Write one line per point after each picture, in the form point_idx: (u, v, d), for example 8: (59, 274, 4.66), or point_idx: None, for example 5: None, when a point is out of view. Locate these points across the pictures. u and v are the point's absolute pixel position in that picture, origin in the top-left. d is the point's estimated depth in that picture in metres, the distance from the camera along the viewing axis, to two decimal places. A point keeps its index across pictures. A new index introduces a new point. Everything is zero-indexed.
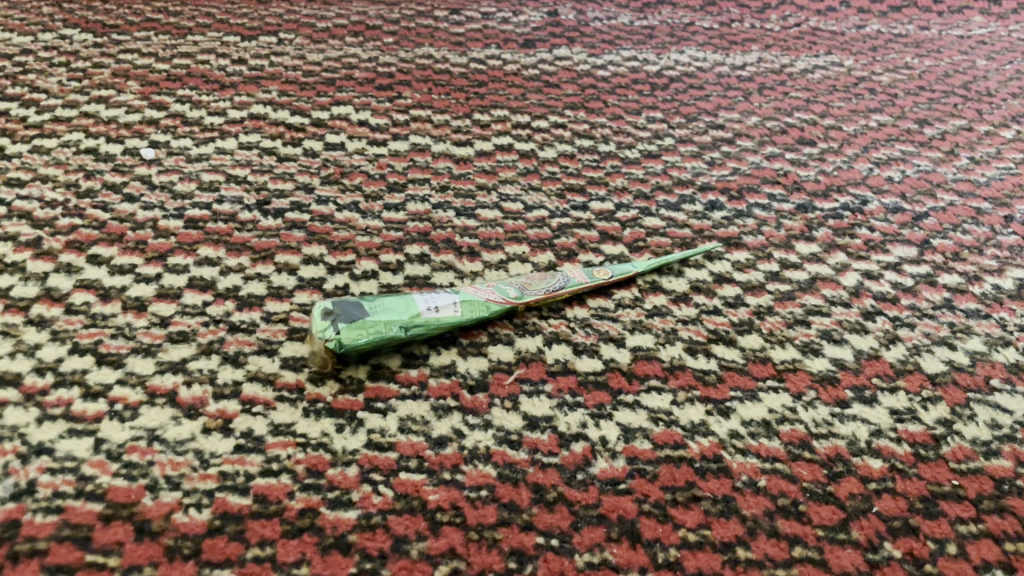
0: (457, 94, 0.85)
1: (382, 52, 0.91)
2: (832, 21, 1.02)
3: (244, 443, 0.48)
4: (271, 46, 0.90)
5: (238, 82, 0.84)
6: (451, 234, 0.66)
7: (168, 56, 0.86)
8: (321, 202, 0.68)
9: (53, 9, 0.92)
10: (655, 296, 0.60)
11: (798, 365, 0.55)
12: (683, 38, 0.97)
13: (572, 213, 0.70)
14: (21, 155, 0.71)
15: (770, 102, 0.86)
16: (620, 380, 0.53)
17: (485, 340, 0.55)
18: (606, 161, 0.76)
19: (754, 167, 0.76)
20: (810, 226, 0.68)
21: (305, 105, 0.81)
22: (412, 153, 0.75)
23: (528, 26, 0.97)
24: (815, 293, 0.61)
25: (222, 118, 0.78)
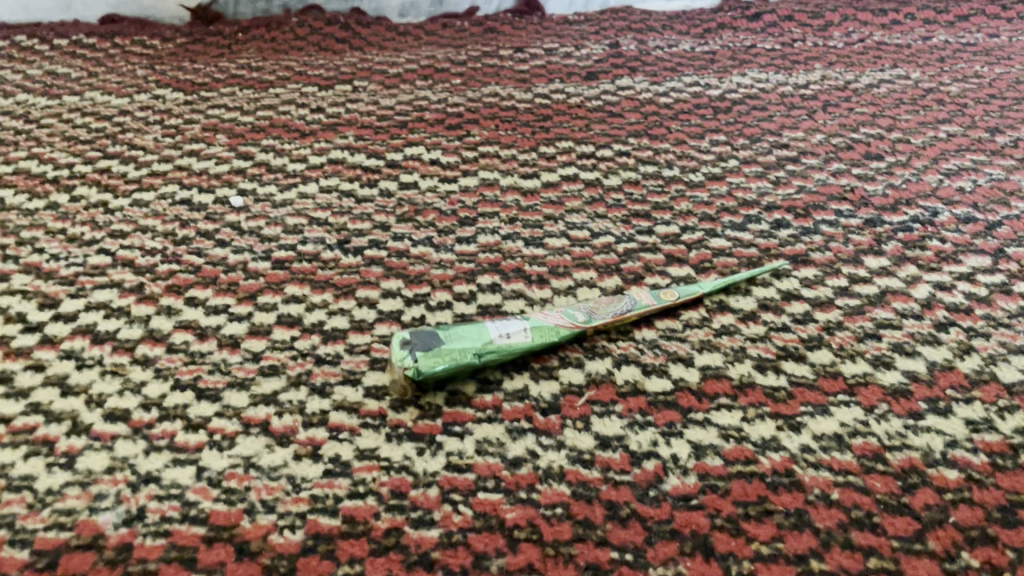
0: (523, 129, 0.88)
1: (452, 93, 0.96)
2: (896, 34, 1.04)
3: (332, 467, 0.51)
4: (347, 93, 0.97)
5: (318, 130, 0.89)
6: (521, 263, 0.69)
7: (252, 109, 0.93)
8: (397, 238, 0.72)
9: (148, 71, 1.01)
10: (722, 316, 0.61)
11: (870, 378, 0.55)
12: (744, 61, 1.00)
13: (637, 238, 0.71)
14: (123, 208, 0.77)
15: (835, 118, 0.86)
16: (689, 399, 0.54)
17: (556, 364, 0.57)
18: (670, 186, 0.78)
19: (820, 185, 0.76)
20: (879, 240, 0.68)
21: (380, 148, 0.86)
22: (481, 189, 0.78)
23: (591, 58, 1.02)
24: (885, 306, 0.61)
25: (303, 164, 0.83)
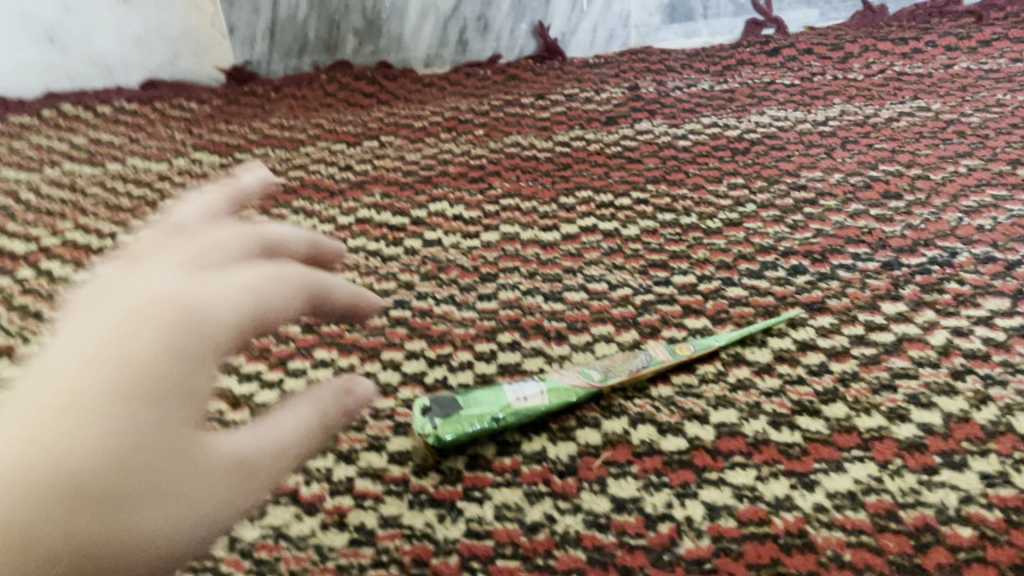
0: (544, 179, 0.90)
1: (475, 144, 0.98)
2: (917, 63, 1.04)
3: (357, 536, 0.52)
4: (374, 149, 1.00)
5: (346, 189, 0.92)
6: (540, 319, 0.70)
7: (284, 170, 0.97)
8: (420, 297, 0.74)
9: (185, 135, 1.06)
10: (738, 369, 0.62)
11: (885, 432, 0.56)
12: (764, 98, 1.01)
13: (655, 289, 0.72)
14: None
15: (854, 156, 0.87)
16: (704, 458, 0.55)
17: (573, 425, 0.59)
18: (688, 234, 0.79)
19: (837, 227, 0.77)
20: (896, 284, 0.69)
21: (405, 205, 0.88)
22: (502, 243, 0.80)
23: (611, 102, 1.04)
24: (901, 355, 0.62)
25: (332, 224, 0.86)
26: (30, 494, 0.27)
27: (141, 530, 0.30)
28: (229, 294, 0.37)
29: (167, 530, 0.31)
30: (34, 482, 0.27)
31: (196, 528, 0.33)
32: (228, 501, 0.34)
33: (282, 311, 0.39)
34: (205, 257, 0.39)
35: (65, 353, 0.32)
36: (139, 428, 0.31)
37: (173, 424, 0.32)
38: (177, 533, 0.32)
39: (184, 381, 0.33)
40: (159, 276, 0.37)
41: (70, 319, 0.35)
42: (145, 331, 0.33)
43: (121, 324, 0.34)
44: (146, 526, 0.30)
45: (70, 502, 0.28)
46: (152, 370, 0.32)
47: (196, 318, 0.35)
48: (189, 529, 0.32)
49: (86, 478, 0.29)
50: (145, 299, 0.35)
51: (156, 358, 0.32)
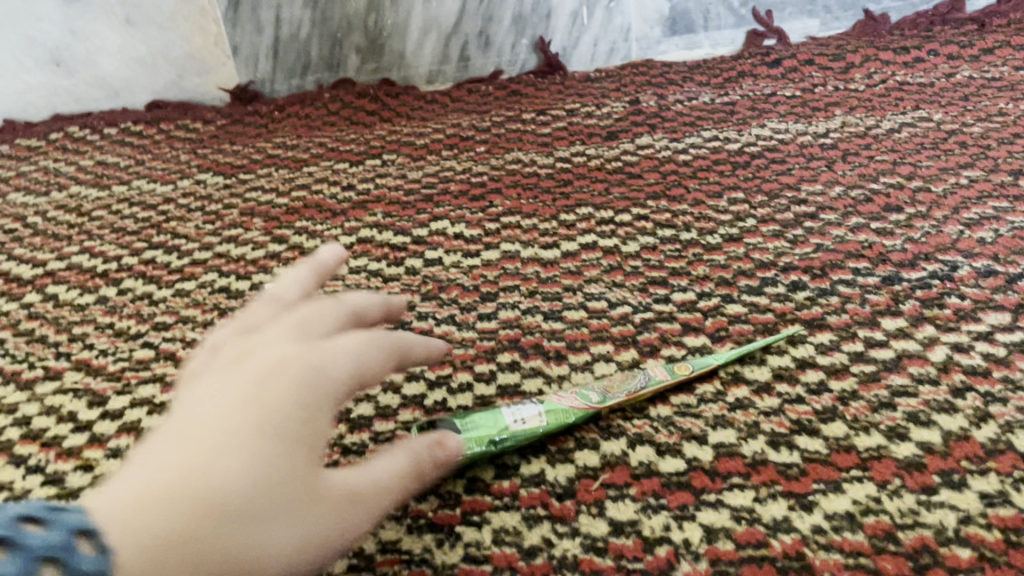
0: (544, 197, 0.90)
1: (476, 162, 0.99)
2: (919, 73, 1.04)
3: (355, 562, 0.52)
4: (376, 168, 1.00)
5: (348, 209, 0.93)
6: (539, 338, 0.70)
7: (287, 190, 0.97)
8: (421, 318, 0.74)
9: (190, 156, 1.06)
10: (737, 388, 0.62)
11: (884, 451, 0.56)
12: (765, 110, 1.01)
13: (654, 306, 0.72)
14: (166, 299, 0.81)
15: (855, 168, 0.87)
16: (702, 480, 0.55)
17: (572, 446, 0.59)
18: (688, 250, 0.79)
19: (837, 241, 0.77)
20: (896, 299, 0.69)
21: (407, 224, 0.89)
22: (503, 262, 0.81)
23: (611, 117, 1.04)
24: (901, 372, 0.62)
25: (334, 245, 0.87)
26: (187, 522, 0.32)
27: (255, 561, 0.34)
28: (357, 357, 0.42)
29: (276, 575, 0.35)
30: (192, 510, 0.32)
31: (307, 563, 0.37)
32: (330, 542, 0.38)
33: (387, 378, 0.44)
34: (299, 326, 0.43)
35: (216, 405, 0.37)
36: (279, 473, 0.35)
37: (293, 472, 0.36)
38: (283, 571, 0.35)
39: (310, 433, 0.37)
40: (268, 324, 0.44)
41: (212, 374, 0.40)
42: (282, 390, 0.38)
43: (262, 378, 0.38)
44: (264, 555, 0.34)
45: (216, 530, 0.32)
46: (301, 420, 0.37)
47: (327, 372, 0.40)
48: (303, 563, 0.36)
49: (229, 513, 0.33)
50: (282, 356, 0.40)
51: (296, 413, 0.37)
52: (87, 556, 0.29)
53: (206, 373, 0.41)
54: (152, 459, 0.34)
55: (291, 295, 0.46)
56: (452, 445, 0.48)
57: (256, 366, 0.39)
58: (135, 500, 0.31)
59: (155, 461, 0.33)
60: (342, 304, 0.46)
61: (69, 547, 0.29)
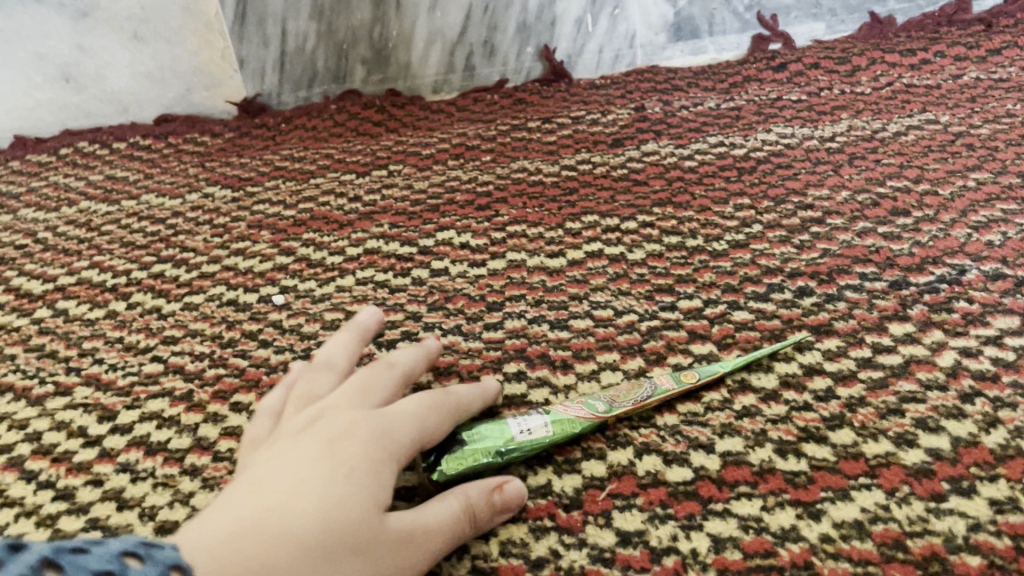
0: (550, 205, 0.90)
1: (482, 171, 0.99)
2: (926, 75, 1.04)
3: None
4: (383, 179, 1.00)
5: (355, 220, 0.93)
6: (545, 347, 0.70)
7: (294, 202, 0.98)
8: (428, 328, 0.75)
9: (199, 170, 1.07)
10: (743, 395, 0.62)
11: (892, 458, 0.56)
12: (771, 115, 1.01)
13: (661, 314, 0.72)
14: (175, 312, 0.81)
15: (862, 172, 0.87)
16: (710, 489, 0.55)
17: (578, 456, 0.59)
18: (694, 257, 0.78)
19: (844, 246, 0.76)
20: (904, 304, 0.69)
21: (413, 234, 0.89)
22: (509, 271, 0.81)
23: (617, 124, 1.04)
24: (909, 378, 0.62)
25: (341, 256, 0.87)
26: (267, 552, 0.41)
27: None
28: (409, 422, 0.52)
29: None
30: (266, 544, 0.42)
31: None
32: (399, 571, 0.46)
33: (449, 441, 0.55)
34: (359, 398, 0.54)
35: (293, 463, 0.47)
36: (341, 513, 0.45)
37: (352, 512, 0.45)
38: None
39: (370, 481, 0.47)
40: (343, 397, 0.54)
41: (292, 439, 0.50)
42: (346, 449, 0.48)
43: (331, 440, 0.49)
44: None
45: (292, 556, 0.42)
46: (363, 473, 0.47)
47: (387, 433, 0.50)
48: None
49: (298, 546, 0.42)
50: (346, 423, 0.50)
51: (354, 466, 0.47)
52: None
53: (282, 438, 0.51)
54: (240, 507, 0.44)
55: (342, 363, 0.59)
56: (514, 489, 0.53)
57: (325, 430, 0.50)
58: (224, 535, 0.42)
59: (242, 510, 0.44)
60: (393, 368, 0.58)
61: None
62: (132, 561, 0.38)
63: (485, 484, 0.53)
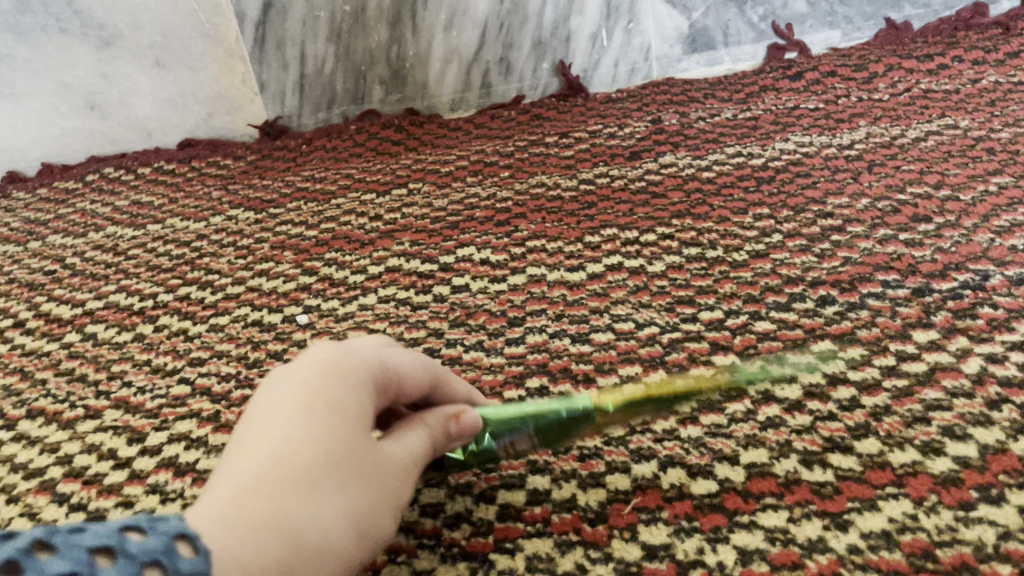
0: (569, 219, 0.91)
1: (501, 187, 1.00)
2: (944, 79, 1.03)
3: None
4: (403, 197, 1.01)
5: (376, 238, 0.94)
6: (567, 362, 0.70)
7: (316, 223, 0.99)
8: (449, 344, 0.75)
9: (222, 193, 1.09)
10: (767, 407, 0.62)
11: (919, 467, 0.56)
12: (788, 124, 1.01)
13: (682, 326, 0.72)
14: (201, 334, 0.82)
15: (881, 179, 0.86)
16: (735, 501, 0.55)
17: (603, 470, 0.59)
18: (714, 268, 0.78)
19: (866, 254, 0.76)
20: (928, 311, 0.68)
21: (433, 251, 0.90)
22: (529, 286, 0.81)
23: (634, 137, 1.05)
24: (934, 386, 0.61)
25: (363, 275, 0.88)
26: (275, 502, 0.37)
27: (336, 528, 0.39)
28: (376, 349, 0.48)
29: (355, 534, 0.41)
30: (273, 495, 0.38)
31: (379, 521, 0.43)
32: (394, 504, 0.44)
33: (419, 386, 0.50)
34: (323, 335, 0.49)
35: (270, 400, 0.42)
36: (342, 450, 0.41)
37: (351, 447, 0.41)
38: (362, 534, 0.41)
39: (359, 407, 0.43)
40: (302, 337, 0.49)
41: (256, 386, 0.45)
42: (324, 378, 0.43)
43: (303, 369, 0.44)
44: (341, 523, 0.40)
45: (303, 499, 0.38)
46: (351, 401, 0.43)
47: (360, 357, 0.46)
48: (377, 523, 0.43)
49: (309, 494, 0.39)
50: (312, 355, 0.45)
51: (341, 395, 0.42)
52: (186, 559, 0.33)
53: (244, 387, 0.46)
54: (232, 464, 0.39)
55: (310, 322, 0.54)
56: (471, 420, 0.51)
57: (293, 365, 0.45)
58: (221, 499, 0.37)
59: (231, 466, 0.39)
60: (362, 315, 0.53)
61: (170, 550, 0.33)
62: (131, 534, 0.33)
63: (441, 412, 0.50)
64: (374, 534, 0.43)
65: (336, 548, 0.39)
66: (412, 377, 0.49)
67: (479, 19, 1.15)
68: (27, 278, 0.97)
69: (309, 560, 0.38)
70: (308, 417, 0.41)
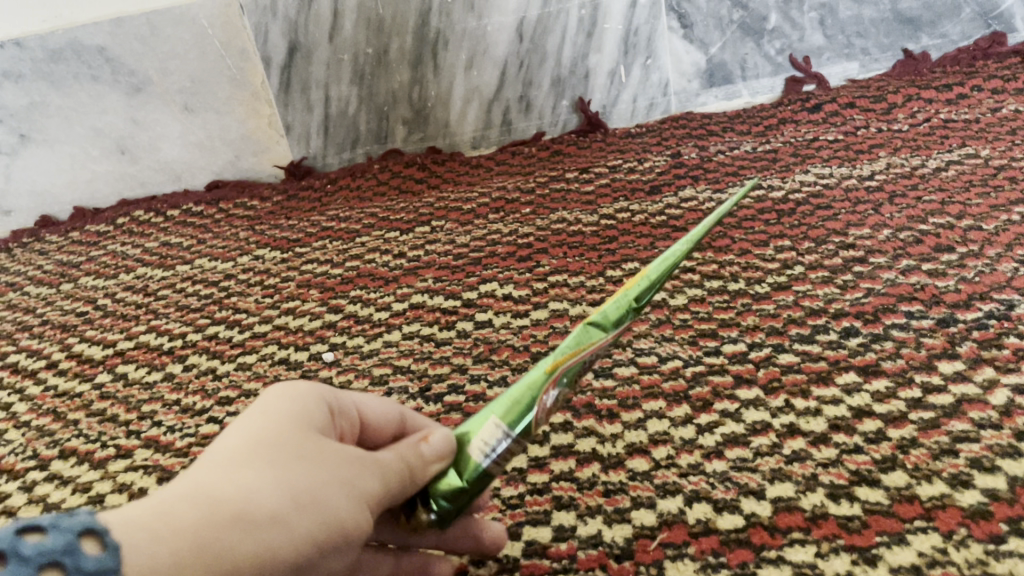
0: (590, 254, 0.92)
1: (522, 223, 1.01)
2: (963, 109, 1.03)
3: None
4: (426, 235, 1.03)
5: (400, 275, 0.95)
6: (591, 397, 0.69)
7: (341, 261, 1.00)
8: (474, 380, 0.76)
9: (249, 233, 1.11)
10: (793, 440, 0.62)
11: (947, 500, 0.55)
12: (808, 156, 1.01)
13: (705, 359, 0.72)
14: (229, 373, 0.84)
15: (902, 209, 0.86)
16: (762, 535, 0.55)
17: (628, 505, 0.59)
18: (736, 300, 0.78)
19: (889, 285, 0.76)
20: (953, 341, 0.68)
21: (456, 288, 0.91)
22: (552, 321, 0.82)
23: (654, 172, 1.06)
24: (961, 418, 0.61)
25: (388, 311, 0.89)
26: (188, 484, 0.37)
27: (262, 494, 0.38)
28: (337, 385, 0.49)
29: (295, 505, 0.38)
30: (189, 480, 0.38)
31: (336, 501, 0.40)
32: (360, 490, 0.41)
33: (387, 430, 0.49)
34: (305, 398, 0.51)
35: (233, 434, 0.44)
36: (265, 435, 0.40)
37: (283, 432, 0.41)
38: (308, 508, 0.39)
39: (301, 409, 0.43)
40: None
41: None
42: (261, 396, 0.44)
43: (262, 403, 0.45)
44: (267, 492, 0.38)
45: (218, 478, 0.38)
46: (291, 402, 0.43)
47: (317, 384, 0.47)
48: (332, 502, 0.40)
49: (225, 472, 0.38)
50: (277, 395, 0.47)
51: (273, 402, 0.43)
52: (90, 556, 0.33)
53: None
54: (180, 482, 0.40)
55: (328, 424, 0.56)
56: (441, 436, 0.45)
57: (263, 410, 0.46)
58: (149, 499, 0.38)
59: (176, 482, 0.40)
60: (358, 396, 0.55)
61: (73, 549, 0.33)
62: (28, 535, 0.33)
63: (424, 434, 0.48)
64: (332, 513, 0.40)
65: (265, 514, 0.37)
66: (379, 420, 0.49)
67: (499, 59, 1.16)
68: (60, 319, 0.99)
69: (225, 522, 0.36)
70: (245, 421, 0.42)
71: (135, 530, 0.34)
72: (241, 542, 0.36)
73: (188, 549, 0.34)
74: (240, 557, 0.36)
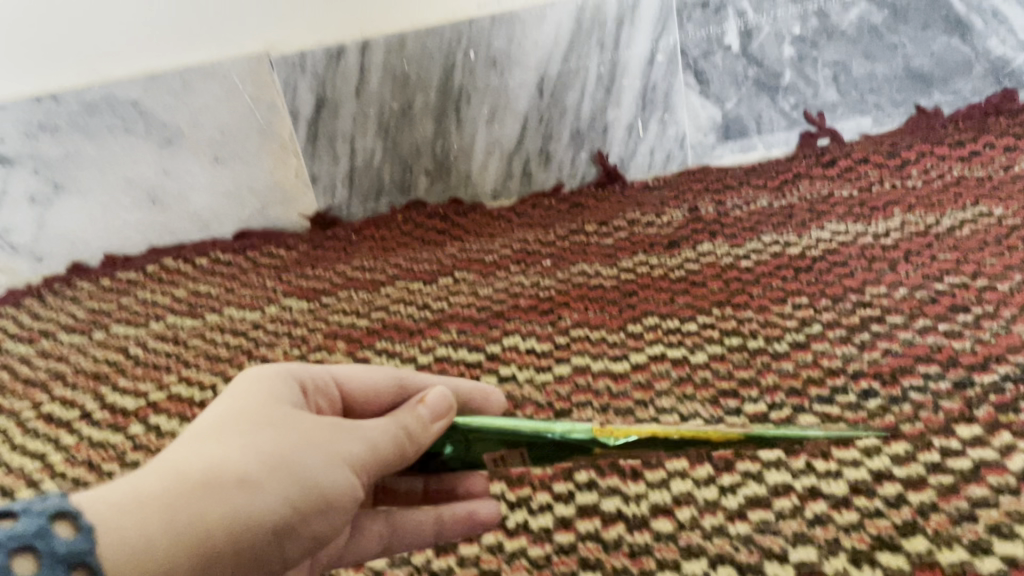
0: (611, 308, 0.94)
1: (543, 276, 1.03)
2: (977, 166, 1.06)
3: None
4: (449, 286, 1.05)
5: (425, 327, 0.98)
6: (615, 455, 0.71)
7: (367, 311, 1.03)
8: None
9: (276, 282, 1.13)
10: (814, 503, 0.63)
11: (968, 567, 0.56)
12: (823, 212, 1.03)
13: (727, 418, 0.73)
14: None
15: (918, 268, 0.88)
16: None
17: (654, 567, 0.61)
18: (756, 359, 0.80)
19: (905, 345, 0.78)
20: (970, 404, 0.69)
21: (480, 340, 0.93)
22: (574, 376, 0.84)
23: (671, 225, 1.08)
24: (980, 482, 0.62)
25: (413, 364, 0.91)
26: (171, 461, 0.48)
27: (236, 462, 0.48)
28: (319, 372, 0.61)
29: (264, 467, 0.49)
30: (172, 459, 0.48)
31: (305, 462, 0.51)
32: (332, 451, 0.52)
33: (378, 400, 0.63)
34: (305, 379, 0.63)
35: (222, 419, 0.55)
36: (238, 417, 0.52)
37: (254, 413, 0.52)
38: (278, 470, 0.49)
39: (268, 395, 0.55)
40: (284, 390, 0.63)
41: None
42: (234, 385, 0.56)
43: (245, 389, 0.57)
44: (242, 460, 0.49)
45: (195, 455, 0.48)
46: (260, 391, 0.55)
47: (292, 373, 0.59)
48: (302, 464, 0.50)
49: (203, 449, 0.49)
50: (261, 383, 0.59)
51: (245, 391, 0.55)
52: (62, 540, 0.41)
53: None
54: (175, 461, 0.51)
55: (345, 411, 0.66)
56: (436, 400, 0.57)
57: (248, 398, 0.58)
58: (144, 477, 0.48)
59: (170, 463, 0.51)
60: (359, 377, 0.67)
61: (44, 533, 0.41)
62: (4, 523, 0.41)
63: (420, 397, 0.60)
64: (304, 473, 0.50)
65: (238, 477, 0.48)
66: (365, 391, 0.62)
67: (520, 112, 1.19)
68: (92, 367, 1.01)
69: (202, 486, 0.46)
70: (222, 406, 0.53)
71: (120, 502, 0.44)
72: (218, 502, 0.46)
73: (168, 507, 0.45)
74: (216, 514, 0.46)
